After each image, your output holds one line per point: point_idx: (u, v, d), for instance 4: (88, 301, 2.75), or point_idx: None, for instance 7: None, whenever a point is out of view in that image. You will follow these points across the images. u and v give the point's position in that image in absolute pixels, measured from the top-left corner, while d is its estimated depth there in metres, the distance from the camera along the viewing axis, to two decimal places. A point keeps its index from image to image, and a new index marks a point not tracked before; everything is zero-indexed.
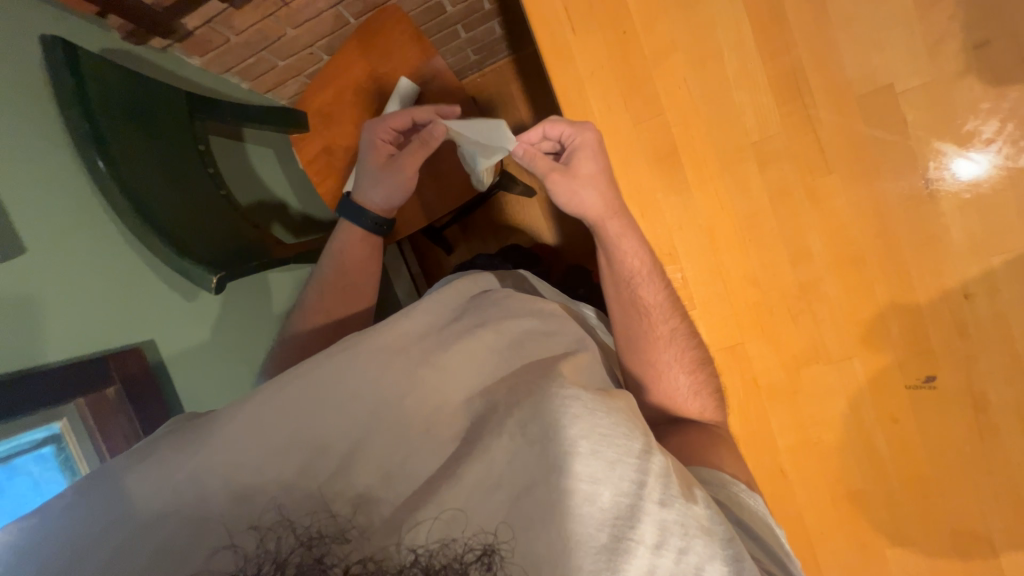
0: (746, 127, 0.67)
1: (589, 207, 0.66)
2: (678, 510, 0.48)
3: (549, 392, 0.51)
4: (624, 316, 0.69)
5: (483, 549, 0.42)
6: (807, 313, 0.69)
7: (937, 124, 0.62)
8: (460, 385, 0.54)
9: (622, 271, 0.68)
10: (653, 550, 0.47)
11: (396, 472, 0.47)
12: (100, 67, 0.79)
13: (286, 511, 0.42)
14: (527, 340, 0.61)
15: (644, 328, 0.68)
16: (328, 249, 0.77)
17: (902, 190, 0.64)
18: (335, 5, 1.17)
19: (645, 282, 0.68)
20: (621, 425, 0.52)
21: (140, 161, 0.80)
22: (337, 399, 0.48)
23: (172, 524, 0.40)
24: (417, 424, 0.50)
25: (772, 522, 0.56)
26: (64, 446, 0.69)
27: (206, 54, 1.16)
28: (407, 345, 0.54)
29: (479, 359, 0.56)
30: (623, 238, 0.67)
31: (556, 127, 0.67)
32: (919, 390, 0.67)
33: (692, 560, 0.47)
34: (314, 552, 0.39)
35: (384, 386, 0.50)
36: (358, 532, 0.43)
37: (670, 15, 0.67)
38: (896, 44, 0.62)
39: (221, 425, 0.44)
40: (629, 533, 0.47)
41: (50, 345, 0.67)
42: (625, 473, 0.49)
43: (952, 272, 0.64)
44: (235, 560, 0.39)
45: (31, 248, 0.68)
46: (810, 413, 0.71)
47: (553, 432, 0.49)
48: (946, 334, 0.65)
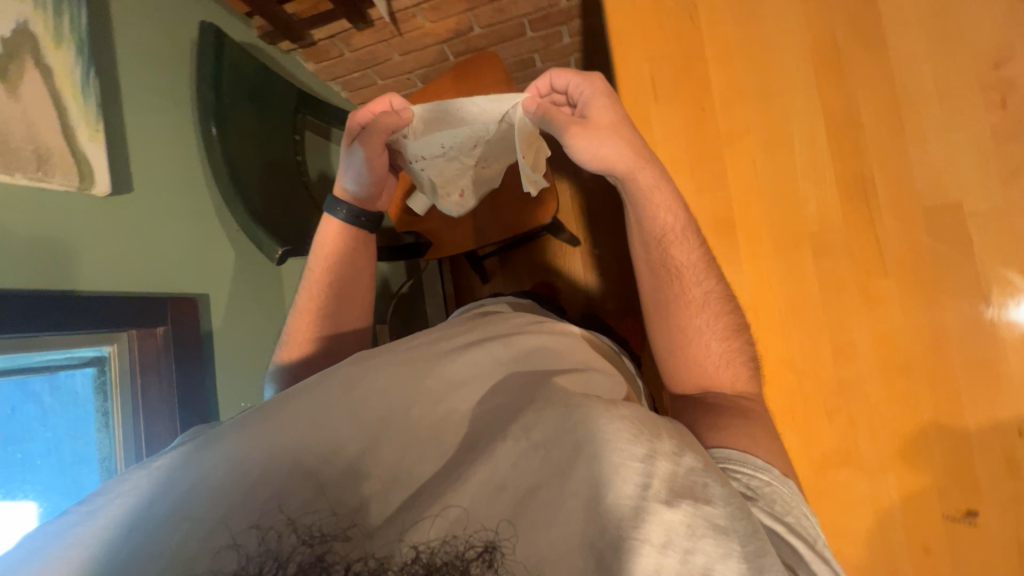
0: (807, 216, 0.69)
1: (615, 160, 0.67)
2: (685, 509, 0.42)
3: (551, 403, 0.50)
4: (655, 277, 0.69)
5: (484, 546, 0.40)
6: (844, 412, 0.66)
7: (1005, 251, 0.62)
8: (467, 394, 0.55)
9: (652, 232, 0.68)
10: (660, 550, 0.40)
11: (402, 477, 0.46)
12: (238, 55, 0.91)
13: (289, 512, 0.41)
14: (533, 359, 0.62)
15: (676, 291, 0.68)
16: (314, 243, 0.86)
17: (962, 309, 0.63)
18: (441, 43, 1.31)
19: (678, 241, 0.67)
20: (623, 425, 0.47)
21: (246, 137, 0.90)
22: (345, 405, 0.50)
23: (180, 532, 0.39)
24: (426, 433, 0.50)
25: (807, 519, 0.49)
26: (104, 370, 0.72)
27: (320, 61, 1.31)
28: (414, 358, 0.58)
29: (485, 372, 0.58)
30: (654, 192, 0.67)
31: (562, 78, 0.69)
32: (958, 524, 0.62)
33: (700, 561, 0.40)
34: (316, 550, 0.38)
35: (393, 393, 0.52)
36: (359, 531, 0.40)
37: (749, 102, 0.72)
38: (968, 168, 0.64)
39: (229, 432, 0.47)
40: (634, 532, 0.41)
41: (124, 277, 0.72)
42: (628, 473, 0.44)
43: (1007, 403, 0.62)
44: (236, 559, 0.37)
45: (136, 190, 0.76)
46: (832, 521, 0.66)
47: (552, 439, 0.47)
48: (994, 468, 0.61)
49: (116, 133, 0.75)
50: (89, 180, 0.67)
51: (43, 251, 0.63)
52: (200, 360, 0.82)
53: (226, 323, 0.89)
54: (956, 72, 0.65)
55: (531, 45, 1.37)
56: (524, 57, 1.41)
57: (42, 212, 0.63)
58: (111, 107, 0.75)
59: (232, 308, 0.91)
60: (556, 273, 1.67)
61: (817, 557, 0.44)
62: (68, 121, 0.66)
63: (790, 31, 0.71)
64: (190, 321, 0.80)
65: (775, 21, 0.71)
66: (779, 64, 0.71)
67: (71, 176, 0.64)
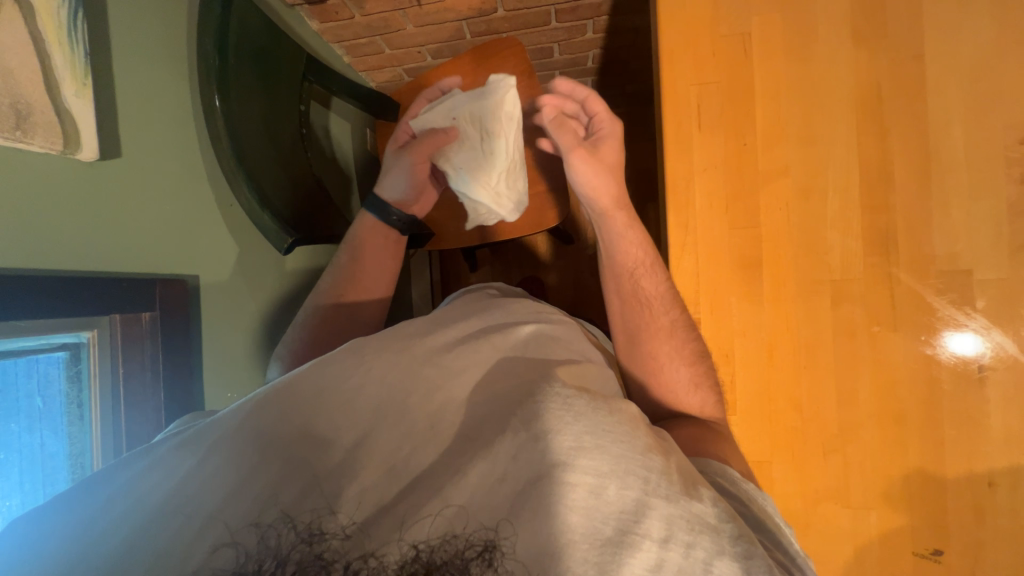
0: (830, 265, 0.71)
1: (604, 193, 0.75)
2: (683, 506, 0.42)
3: (549, 391, 0.47)
4: (626, 308, 0.73)
5: (483, 545, 0.38)
6: (840, 453, 0.71)
7: (1001, 317, 0.67)
8: (464, 382, 0.50)
9: (624, 263, 0.74)
10: (661, 545, 0.39)
11: (401, 470, 0.42)
12: (246, 10, 0.80)
13: (286, 506, 0.38)
14: (531, 347, 0.58)
15: (645, 320, 0.70)
16: (350, 238, 0.82)
17: (957, 368, 0.68)
18: (461, 20, 1.22)
19: (647, 273, 0.73)
20: (623, 422, 0.46)
21: (248, 106, 0.81)
22: (339, 393, 0.46)
23: (176, 523, 0.37)
24: (422, 425, 0.45)
25: (784, 525, 0.53)
26: (79, 357, 0.66)
27: (326, 21, 1.18)
28: (409, 344, 0.53)
29: (484, 360, 0.54)
30: (628, 230, 0.75)
31: (593, 102, 0.79)
32: (925, 560, 0.69)
33: (699, 556, 0.40)
34: (315, 548, 0.36)
35: (390, 384, 0.48)
36: (358, 529, 0.38)
37: (789, 144, 0.72)
38: (983, 236, 0.67)
39: (217, 426, 0.43)
40: (634, 527, 0.40)
41: (108, 255, 0.63)
42: (630, 465, 0.42)
43: (983, 457, 0.67)
44: (234, 558, 0.35)
45: (125, 157, 0.67)
46: (816, 552, 0.71)
47: (553, 431, 0.43)
48: (963, 514, 0.68)
49: (104, 89, 0.64)
50: (74, 143, 0.57)
51: (19, 227, 0.54)
52: (192, 350, 0.76)
53: (219, 310, 0.82)
54: (984, 141, 0.68)
55: (554, 35, 1.30)
56: (544, 46, 1.35)
57: (19, 180, 0.54)
58: (99, 57, 0.64)
59: (225, 294, 0.84)
60: (548, 271, 1.65)
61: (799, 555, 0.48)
62: (51, 73, 0.55)
63: (839, 77, 0.71)
64: (183, 309, 0.73)
65: (827, 64, 0.71)
66: (824, 109, 0.71)
67: (53, 138, 0.55)
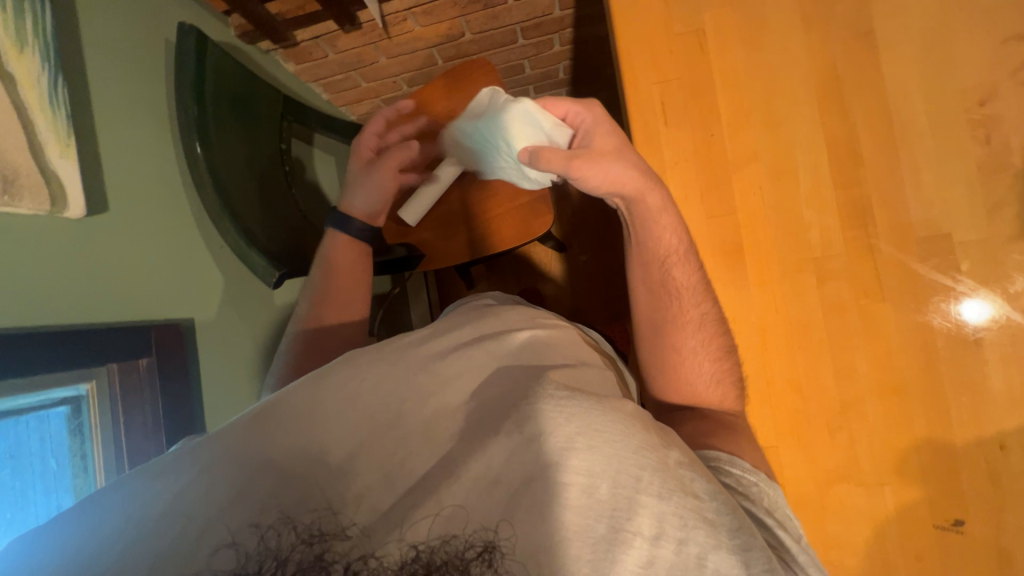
0: (811, 243, 0.72)
1: (622, 183, 0.68)
2: (676, 502, 0.43)
3: (543, 392, 0.47)
4: (654, 297, 0.72)
5: (483, 545, 0.39)
6: (845, 430, 0.70)
7: (988, 277, 0.67)
8: (459, 389, 0.50)
9: (658, 249, 0.70)
10: (652, 542, 0.41)
11: (396, 472, 0.43)
12: (220, 58, 0.84)
13: (286, 507, 0.38)
14: (526, 353, 0.58)
15: (674, 311, 0.70)
16: (319, 258, 0.83)
17: (952, 333, 0.68)
18: (431, 48, 1.26)
19: (679, 261, 0.70)
20: (618, 421, 0.46)
21: (230, 149, 0.83)
22: (336, 400, 0.46)
23: (172, 526, 0.36)
24: (417, 431, 0.46)
25: (792, 518, 0.53)
26: (80, 410, 0.66)
27: (302, 63, 1.22)
28: (405, 351, 0.53)
29: (479, 364, 0.54)
30: (662, 215, 0.69)
31: (560, 106, 0.74)
32: (947, 532, 0.67)
33: (693, 551, 0.41)
34: (315, 548, 0.36)
35: (384, 393, 0.48)
36: (359, 531, 0.38)
37: (755, 129, 0.73)
38: (957, 199, 0.68)
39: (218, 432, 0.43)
40: (626, 524, 0.41)
41: (100, 302, 0.65)
42: (623, 464, 0.43)
43: (991, 420, 0.66)
44: (234, 559, 0.35)
45: (111, 207, 0.69)
46: (834, 534, 0.70)
47: (548, 432, 0.43)
48: (979, 480, 0.66)
49: (89, 146, 0.67)
50: (61, 202, 0.59)
51: (13, 286, 0.56)
52: (192, 392, 0.77)
53: (216, 350, 0.83)
54: (945, 107, 0.69)
55: (522, 52, 1.33)
56: (515, 63, 1.39)
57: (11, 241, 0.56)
58: (81, 117, 0.66)
59: (221, 334, 0.85)
60: (544, 280, 1.66)
61: (802, 551, 0.49)
62: (35, 137, 0.58)
63: (794, 60, 0.72)
64: (179, 352, 0.74)
65: (781, 50, 0.73)
66: (785, 93, 0.73)
67: (41, 199, 0.57)
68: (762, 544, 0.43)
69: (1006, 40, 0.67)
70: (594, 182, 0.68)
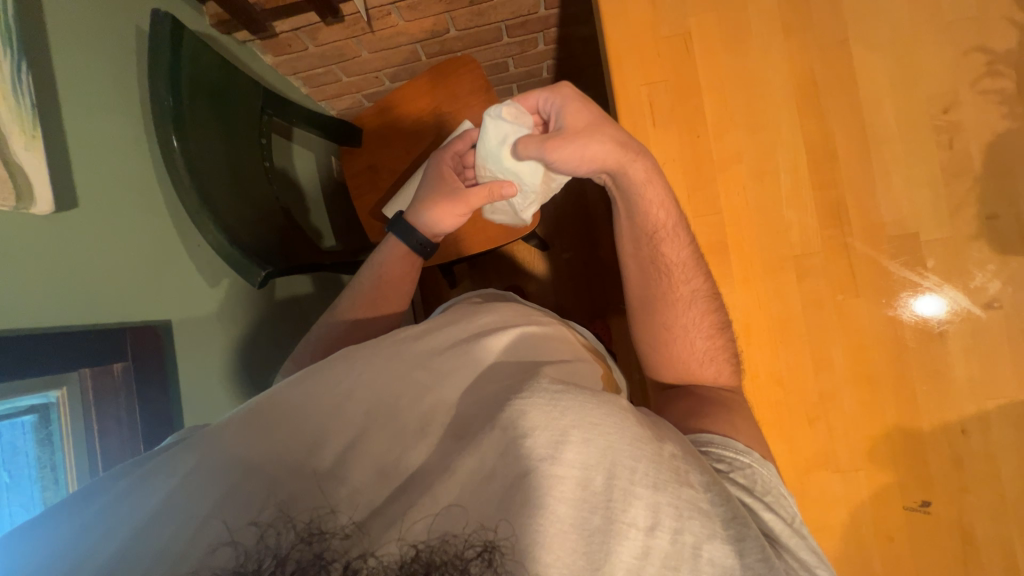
0: (791, 241, 0.75)
1: (603, 158, 0.69)
2: (670, 493, 0.44)
3: (535, 385, 0.47)
4: (645, 273, 0.75)
5: (483, 545, 0.38)
6: (823, 419, 0.74)
7: (951, 274, 0.71)
8: (454, 384, 0.50)
9: (647, 224, 0.73)
10: (647, 533, 0.42)
11: (392, 471, 0.42)
12: (198, 48, 0.80)
13: (285, 506, 0.38)
14: (520, 347, 0.57)
15: (664, 289, 0.73)
16: (370, 262, 0.81)
17: (919, 326, 0.72)
18: (415, 43, 1.24)
19: (670, 236, 0.72)
20: (612, 414, 0.46)
21: (207, 143, 0.80)
22: (330, 399, 0.46)
23: (171, 526, 0.36)
24: (413, 427, 0.45)
25: (787, 498, 0.56)
26: (49, 418, 0.63)
27: (280, 55, 1.18)
28: (399, 348, 0.52)
29: (473, 359, 0.53)
30: (647, 185, 0.71)
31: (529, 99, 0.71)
32: (915, 513, 0.72)
33: (688, 541, 0.43)
34: (315, 547, 0.35)
35: (379, 387, 0.48)
36: (357, 528, 0.37)
37: (739, 131, 0.76)
38: (924, 201, 0.72)
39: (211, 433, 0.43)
40: (621, 515, 0.42)
41: (70, 305, 0.61)
42: (618, 457, 0.44)
43: (953, 407, 0.71)
44: (234, 557, 0.34)
45: (81, 205, 0.65)
46: (814, 519, 0.74)
47: (541, 426, 0.43)
48: (943, 464, 0.71)
49: (56, 139, 0.63)
50: (26, 198, 0.56)
51: None
52: (171, 398, 0.73)
53: (195, 352, 0.80)
54: (912, 113, 0.73)
55: (507, 50, 1.33)
56: (499, 61, 1.38)
57: None
58: (48, 108, 0.62)
59: (200, 335, 0.82)
60: (528, 278, 1.66)
61: (794, 535, 0.51)
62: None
63: (775, 66, 0.75)
64: (156, 356, 0.71)
65: (763, 56, 0.75)
66: (766, 96, 0.75)
67: (5, 194, 0.53)
68: (755, 531, 0.45)
69: (967, 51, 0.72)
70: (575, 164, 0.69)
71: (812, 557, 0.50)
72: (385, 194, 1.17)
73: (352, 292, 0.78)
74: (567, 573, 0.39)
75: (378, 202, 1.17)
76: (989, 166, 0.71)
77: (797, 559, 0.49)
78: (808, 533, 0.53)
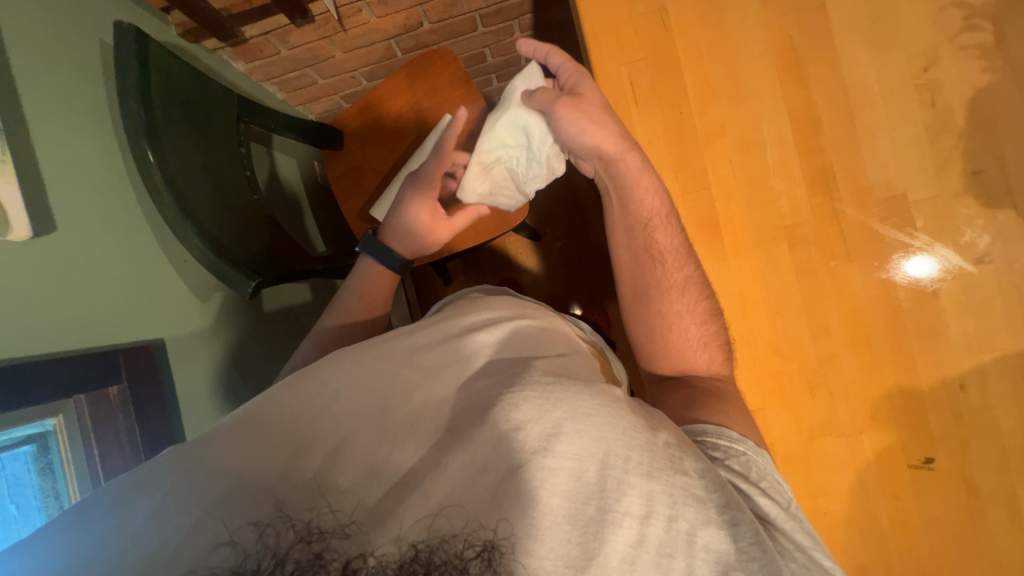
0: (781, 211, 0.75)
1: (603, 142, 0.70)
2: (665, 480, 0.44)
3: (527, 379, 0.47)
4: (637, 259, 0.75)
5: (482, 545, 0.37)
6: (824, 386, 0.74)
7: (941, 233, 0.72)
8: (446, 381, 0.49)
9: (642, 211, 0.73)
10: (642, 521, 0.42)
11: (383, 467, 0.42)
12: (165, 59, 0.78)
13: (285, 505, 0.37)
14: (513, 339, 0.56)
15: (658, 276, 0.73)
16: (345, 286, 0.80)
17: (912, 286, 0.72)
18: (389, 39, 1.21)
19: (662, 224, 0.73)
20: (604, 405, 0.46)
21: (185, 155, 0.78)
22: (323, 397, 0.45)
23: (166, 527, 0.36)
24: (405, 423, 0.45)
25: (781, 484, 0.56)
26: (49, 446, 0.62)
27: (252, 61, 1.16)
28: (391, 345, 0.51)
29: (464, 353, 0.52)
30: (642, 174, 0.72)
31: (557, 56, 0.72)
32: (919, 470, 0.73)
33: (683, 527, 0.43)
34: (315, 547, 0.34)
35: (372, 386, 0.47)
36: (357, 528, 0.37)
37: (722, 105, 0.75)
38: (910, 161, 0.72)
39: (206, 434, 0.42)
40: (615, 504, 0.42)
41: (53, 327, 0.59)
42: (611, 446, 0.44)
43: (950, 364, 0.72)
44: (233, 558, 0.34)
45: (60, 228, 0.63)
46: (821, 484, 0.75)
47: (532, 420, 0.43)
48: (944, 420, 0.72)
49: (28, 162, 0.61)
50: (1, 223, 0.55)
51: None
52: (171, 417, 0.73)
53: (192, 368, 0.79)
54: (893, 73, 0.73)
55: (483, 40, 1.32)
56: (476, 52, 1.36)
57: None
58: (16, 131, 0.61)
59: (196, 351, 0.81)
60: (521, 269, 1.66)
61: (789, 518, 0.51)
62: None
63: (753, 35, 0.75)
64: (152, 376, 0.70)
65: (741, 26, 0.75)
66: (747, 67, 0.75)
67: None
68: (749, 516, 0.46)
69: (944, 7, 0.71)
70: (583, 133, 0.70)
71: (807, 538, 0.50)
72: (372, 196, 1.16)
73: (333, 310, 0.77)
74: (562, 565, 0.39)
75: (365, 204, 1.16)
76: (972, 121, 0.71)
77: (790, 540, 0.49)
78: (802, 517, 0.53)
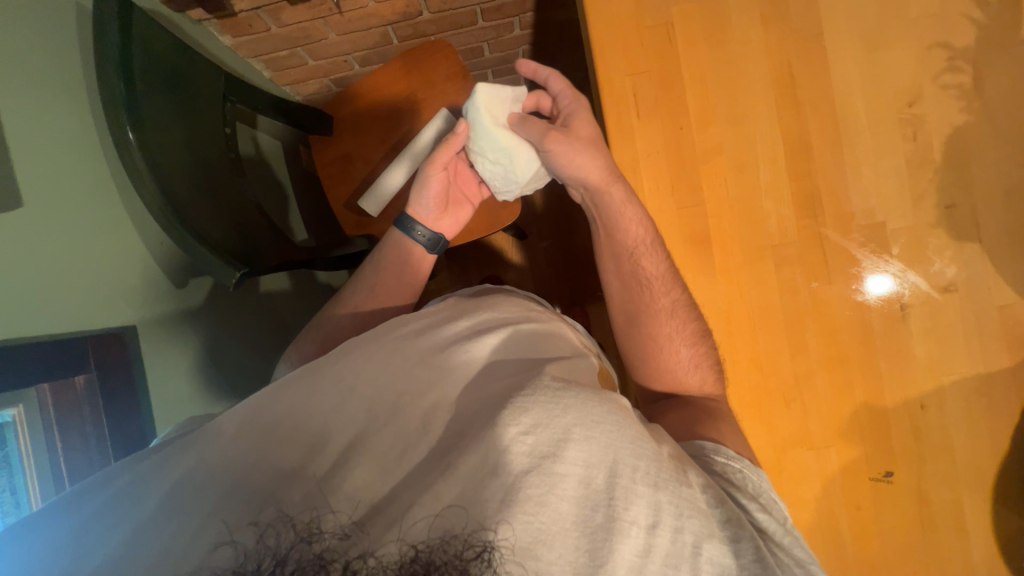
0: (770, 231, 0.77)
1: (588, 171, 0.74)
2: (671, 492, 0.45)
3: (538, 383, 0.47)
4: (626, 287, 0.78)
5: (483, 546, 0.37)
6: (799, 401, 0.78)
7: (915, 260, 0.76)
8: (454, 381, 0.49)
9: (625, 242, 0.76)
10: (649, 531, 0.43)
11: (394, 467, 0.41)
12: (151, 30, 0.73)
13: (286, 506, 0.37)
14: (521, 342, 0.56)
15: (646, 301, 0.76)
16: (352, 278, 0.78)
17: (884, 309, 0.76)
18: (386, 25, 1.18)
19: (647, 252, 0.75)
20: (613, 415, 0.47)
21: (166, 133, 0.74)
22: (332, 395, 0.45)
23: (169, 524, 0.36)
24: (415, 423, 0.45)
25: (779, 502, 0.58)
26: (7, 438, 0.59)
27: (240, 36, 1.10)
28: (401, 345, 0.51)
29: (473, 354, 0.52)
30: (626, 206, 0.74)
31: (558, 84, 0.77)
32: (879, 483, 0.77)
33: (687, 539, 0.44)
34: (315, 547, 0.34)
35: (382, 384, 0.46)
36: (358, 528, 0.37)
37: (720, 123, 0.77)
38: (891, 191, 0.76)
39: (210, 429, 0.43)
40: (623, 513, 0.42)
41: (18, 314, 0.56)
42: (618, 455, 0.45)
43: (913, 384, 0.77)
44: (233, 557, 0.34)
45: (28, 205, 0.59)
46: (790, 493, 0.78)
47: (543, 424, 0.44)
48: (904, 437, 0.77)
49: None
50: None
51: None
52: (140, 409, 0.69)
53: (166, 358, 0.76)
54: (880, 106, 0.76)
55: (482, 35, 1.30)
56: (475, 45, 1.34)
57: None
58: None
59: (170, 340, 0.77)
60: (507, 268, 1.65)
61: (785, 534, 0.53)
62: None
63: (754, 57, 0.76)
64: (123, 365, 0.68)
65: (742, 47, 0.76)
66: (746, 88, 0.77)
67: None
68: (750, 532, 0.47)
69: (931, 47, 0.75)
70: (564, 168, 0.75)
71: (803, 552, 0.52)
72: (360, 186, 1.13)
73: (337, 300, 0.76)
74: (569, 571, 0.39)
75: (352, 193, 1.13)
76: (948, 157, 0.75)
77: (788, 555, 0.50)
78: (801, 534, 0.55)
